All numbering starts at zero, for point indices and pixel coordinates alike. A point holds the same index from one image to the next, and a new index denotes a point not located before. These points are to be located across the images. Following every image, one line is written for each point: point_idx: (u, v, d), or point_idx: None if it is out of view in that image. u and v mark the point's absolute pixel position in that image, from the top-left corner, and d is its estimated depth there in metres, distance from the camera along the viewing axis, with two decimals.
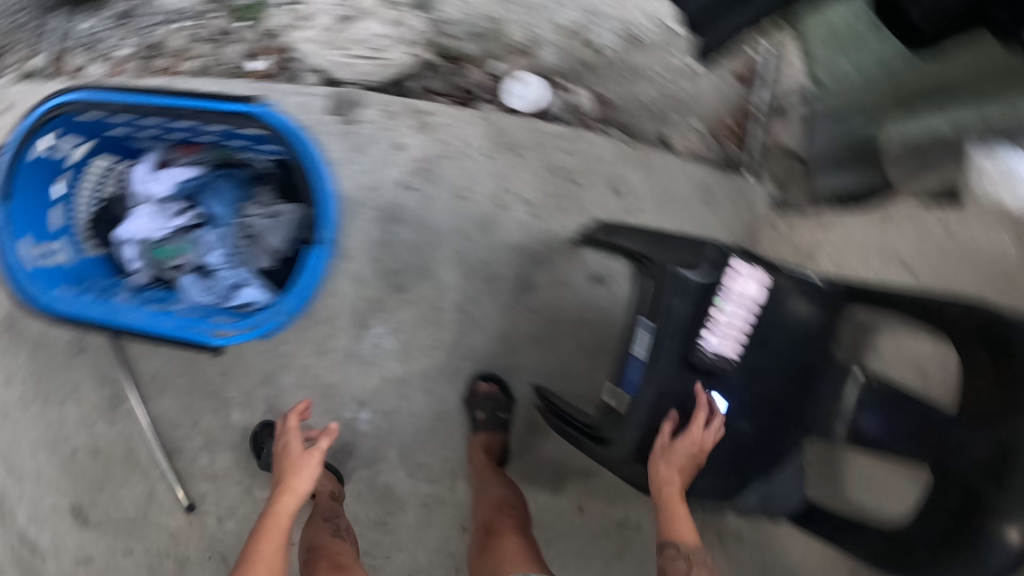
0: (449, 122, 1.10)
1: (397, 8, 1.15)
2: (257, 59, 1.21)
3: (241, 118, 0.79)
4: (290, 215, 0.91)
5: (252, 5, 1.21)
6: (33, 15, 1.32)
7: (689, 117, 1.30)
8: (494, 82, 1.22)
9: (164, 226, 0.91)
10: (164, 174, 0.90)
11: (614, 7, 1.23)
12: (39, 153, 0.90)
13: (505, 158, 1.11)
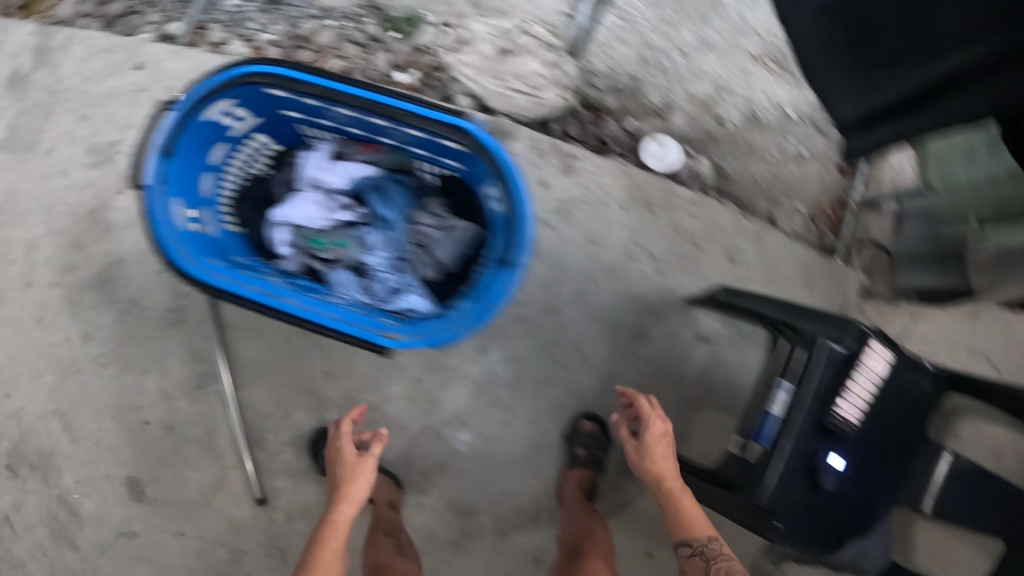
0: (592, 168, 1.17)
1: (556, 53, 1.21)
2: (406, 72, 1.23)
3: (448, 129, 0.81)
4: (463, 232, 0.94)
5: (411, 20, 1.26)
6: None
7: (795, 200, 1.41)
8: (628, 138, 1.27)
9: (331, 218, 0.95)
10: (339, 168, 0.95)
11: (743, 87, 1.39)
12: (209, 118, 0.90)
13: (639, 213, 1.19)
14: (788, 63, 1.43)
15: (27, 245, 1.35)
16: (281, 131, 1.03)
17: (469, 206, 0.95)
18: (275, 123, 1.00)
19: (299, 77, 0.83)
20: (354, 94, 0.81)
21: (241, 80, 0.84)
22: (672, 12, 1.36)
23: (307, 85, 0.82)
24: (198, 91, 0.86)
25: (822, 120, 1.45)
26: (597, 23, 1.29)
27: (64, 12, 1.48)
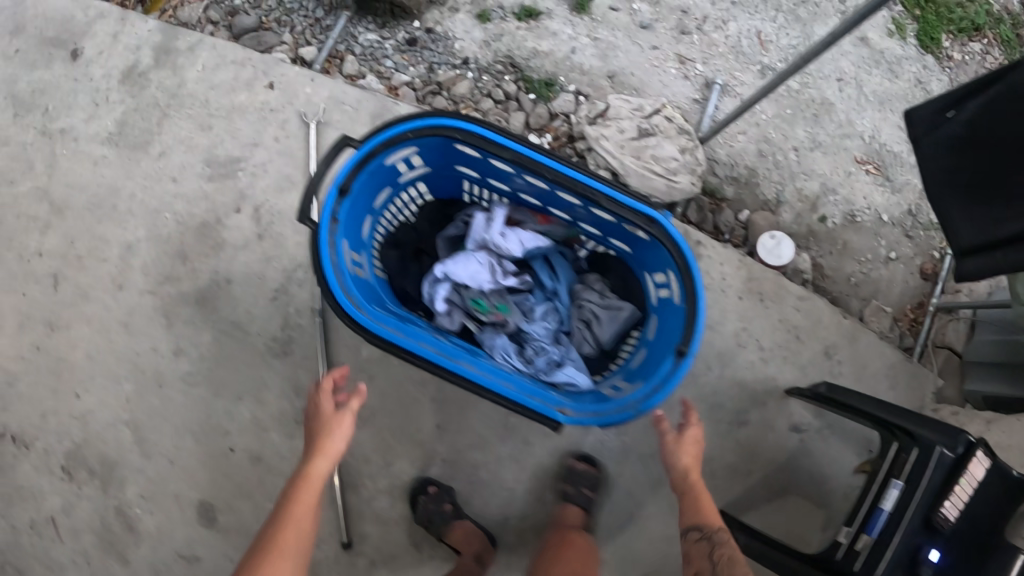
0: (715, 255, 1.24)
1: (689, 139, 1.25)
2: (541, 135, 1.27)
3: (639, 215, 0.87)
4: (628, 315, 0.98)
5: (549, 84, 1.29)
6: (331, 18, 1.37)
7: (881, 301, 1.47)
8: (743, 228, 1.33)
9: (497, 283, 0.95)
10: (511, 235, 0.94)
11: (846, 189, 1.45)
12: (388, 163, 0.92)
13: (752, 303, 1.25)
14: (886, 169, 1.51)
15: (123, 246, 1.31)
16: (442, 183, 1.05)
17: (627, 284, 1.01)
18: (440, 175, 1.01)
19: (500, 140, 0.86)
20: (557, 167, 0.86)
21: (440, 131, 0.87)
22: (789, 109, 1.42)
23: (510, 151, 0.86)
24: (382, 133, 0.87)
25: (910, 228, 1.52)
26: (722, 112, 1.35)
27: (188, 13, 1.46)
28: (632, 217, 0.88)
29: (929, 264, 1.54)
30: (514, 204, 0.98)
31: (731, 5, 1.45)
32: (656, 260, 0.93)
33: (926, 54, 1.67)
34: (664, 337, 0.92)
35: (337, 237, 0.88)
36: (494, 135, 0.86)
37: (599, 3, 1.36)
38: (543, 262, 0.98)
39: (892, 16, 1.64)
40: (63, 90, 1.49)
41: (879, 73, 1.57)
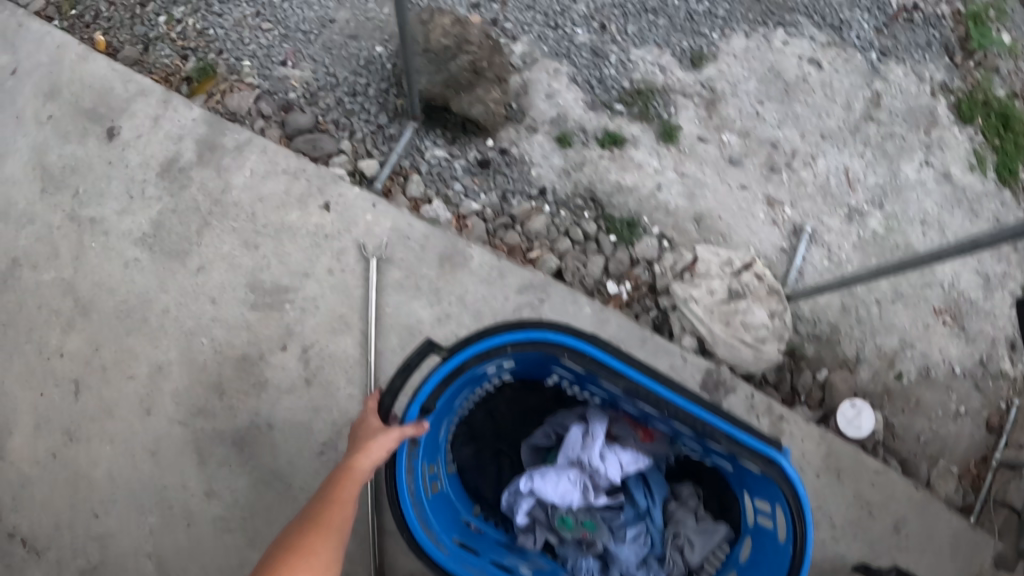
0: (792, 427, 1.19)
1: (779, 303, 1.18)
2: (621, 283, 1.18)
3: (751, 451, 0.85)
4: (722, 536, 0.99)
5: (633, 227, 1.20)
6: (395, 124, 1.24)
7: (951, 461, 1.39)
8: (820, 391, 1.29)
9: (588, 501, 1.00)
10: (608, 456, 0.99)
11: (924, 343, 1.38)
12: (477, 372, 0.96)
13: (827, 478, 1.22)
14: (965, 318, 1.43)
15: (153, 366, 1.19)
16: (531, 373, 1.07)
17: (725, 500, 1.02)
18: (529, 368, 1.03)
19: (610, 361, 0.87)
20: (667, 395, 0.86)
21: (544, 346, 0.88)
22: (874, 256, 1.34)
23: (620, 374, 0.87)
24: (475, 347, 0.88)
25: (983, 380, 1.43)
26: (808, 262, 1.27)
27: (238, 102, 1.34)
28: (745, 453, 0.85)
29: (995, 415, 1.43)
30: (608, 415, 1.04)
31: (821, 138, 1.36)
32: (765, 490, 0.90)
33: (1011, 184, 1.51)
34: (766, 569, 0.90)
35: (414, 459, 0.92)
36: (603, 355, 0.87)
37: (686, 133, 1.27)
38: (637, 477, 1.04)
39: (972, 145, 1.53)
40: (97, 173, 1.37)
41: (966, 211, 1.48)
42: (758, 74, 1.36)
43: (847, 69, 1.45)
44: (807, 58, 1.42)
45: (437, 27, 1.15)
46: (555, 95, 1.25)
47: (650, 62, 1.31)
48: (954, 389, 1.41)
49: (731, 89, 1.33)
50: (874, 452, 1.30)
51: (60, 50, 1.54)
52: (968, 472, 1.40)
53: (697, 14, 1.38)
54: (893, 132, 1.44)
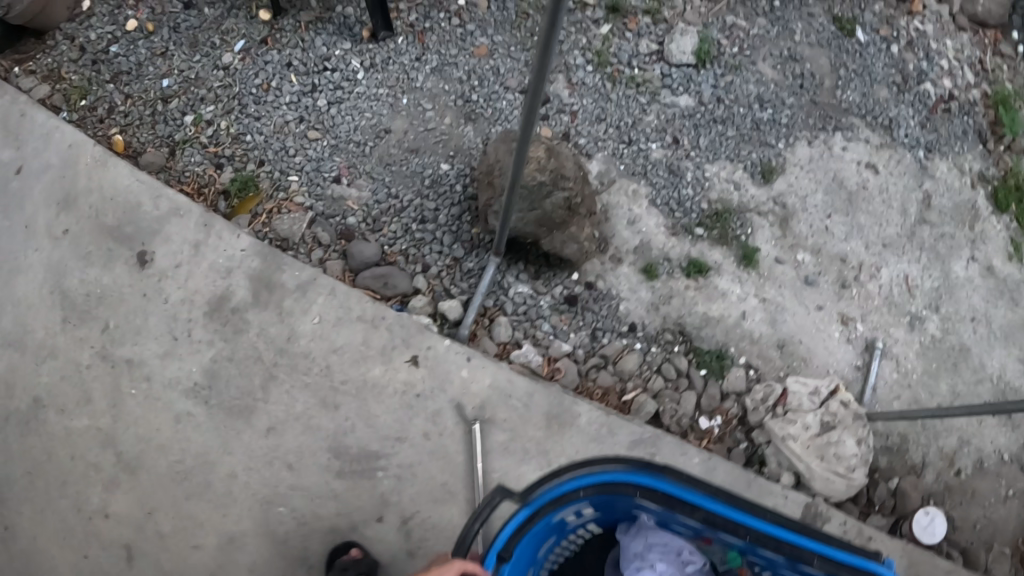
0: (880, 546, 1.14)
1: (866, 427, 1.17)
2: (712, 417, 1.17)
3: (855, 572, 0.79)
4: None
5: (720, 357, 1.19)
6: (475, 257, 1.17)
7: (1010, 548, 1.27)
8: (892, 498, 1.25)
9: None
10: (637, 572, 1.00)
11: (977, 434, 1.34)
12: (557, 517, 0.92)
13: None
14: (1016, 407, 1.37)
15: (223, 536, 1.06)
16: (610, 519, 1.03)
17: None
18: (607, 513, 1.00)
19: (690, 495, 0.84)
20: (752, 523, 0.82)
21: (618, 486, 0.85)
22: (935, 361, 1.35)
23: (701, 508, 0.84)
24: (551, 493, 0.85)
25: None
26: (880, 377, 1.28)
27: (289, 227, 1.22)
28: (847, 573, 0.80)
29: None
30: (647, 538, 1.00)
31: (883, 247, 1.37)
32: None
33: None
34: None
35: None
36: (680, 490, 0.84)
37: (763, 255, 1.26)
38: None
39: (1009, 233, 1.54)
40: (130, 306, 1.23)
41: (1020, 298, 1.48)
42: (824, 185, 1.36)
43: (900, 171, 1.47)
44: (864, 162, 1.43)
45: (532, 162, 1.05)
46: (636, 221, 1.22)
47: (724, 178, 1.29)
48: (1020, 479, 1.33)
49: (801, 203, 1.32)
50: (942, 550, 1.24)
51: (82, 156, 1.41)
52: (1016, 548, 1.27)
53: (762, 122, 1.37)
54: (943, 232, 1.47)
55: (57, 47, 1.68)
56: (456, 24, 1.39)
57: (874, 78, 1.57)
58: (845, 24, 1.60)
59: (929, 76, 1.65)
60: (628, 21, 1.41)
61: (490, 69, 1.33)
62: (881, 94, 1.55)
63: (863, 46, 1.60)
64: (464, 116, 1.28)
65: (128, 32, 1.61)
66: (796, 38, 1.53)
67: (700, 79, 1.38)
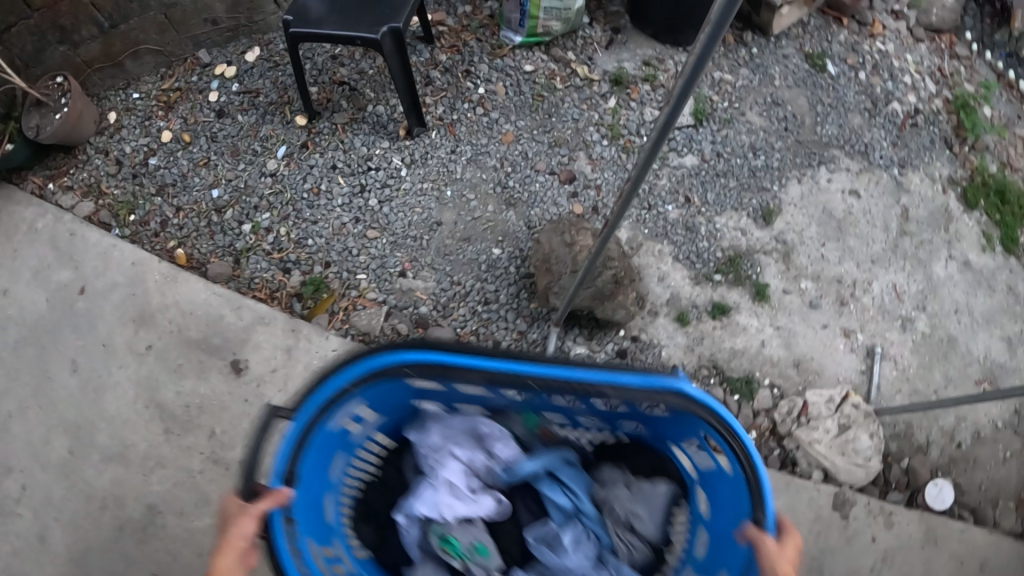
0: (900, 519, 1.40)
1: (876, 422, 1.40)
2: (749, 433, 1.39)
3: (641, 390, 0.83)
4: (665, 494, 1.08)
5: (747, 382, 1.41)
6: (539, 331, 1.37)
7: (1013, 501, 1.53)
8: (905, 475, 1.49)
9: (462, 507, 1.07)
10: (443, 467, 1.07)
11: (970, 411, 1.60)
12: (336, 425, 0.94)
13: (929, 548, 1.40)
14: (1002, 382, 1.63)
15: None
16: (398, 418, 1.09)
17: (655, 466, 1.09)
18: (393, 411, 1.05)
19: (460, 360, 0.86)
20: (531, 372, 0.84)
21: (390, 370, 0.86)
22: (927, 354, 1.57)
23: (478, 369, 0.84)
24: (320, 397, 0.87)
25: None
26: (882, 377, 1.50)
27: (367, 321, 1.38)
28: (638, 393, 0.82)
29: None
30: (439, 422, 1.09)
31: (873, 263, 1.58)
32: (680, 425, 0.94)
33: (1013, 255, 1.77)
34: (728, 505, 0.94)
35: (296, 541, 0.89)
36: (451, 357, 0.85)
37: (773, 288, 1.48)
38: (548, 477, 1.09)
39: (980, 228, 1.76)
40: (230, 412, 1.38)
41: (995, 284, 1.72)
42: (816, 218, 1.58)
43: (879, 192, 1.68)
44: (848, 190, 1.64)
45: (582, 249, 1.25)
46: (666, 277, 1.43)
47: (732, 226, 1.50)
48: (1012, 442, 1.59)
49: (799, 237, 1.54)
50: (952, 510, 1.50)
51: (146, 276, 1.52)
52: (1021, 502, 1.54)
53: (758, 169, 1.59)
54: (923, 239, 1.68)
55: (90, 161, 1.71)
56: (481, 113, 1.56)
57: (848, 107, 1.77)
58: (816, 60, 1.80)
59: (895, 95, 1.84)
60: (631, 92, 1.62)
61: (519, 155, 1.51)
62: (856, 121, 1.76)
63: (835, 79, 1.80)
64: (504, 203, 1.46)
65: (164, 144, 1.68)
66: (776, 83, 1.74)
67: (700, 138, 1.59)
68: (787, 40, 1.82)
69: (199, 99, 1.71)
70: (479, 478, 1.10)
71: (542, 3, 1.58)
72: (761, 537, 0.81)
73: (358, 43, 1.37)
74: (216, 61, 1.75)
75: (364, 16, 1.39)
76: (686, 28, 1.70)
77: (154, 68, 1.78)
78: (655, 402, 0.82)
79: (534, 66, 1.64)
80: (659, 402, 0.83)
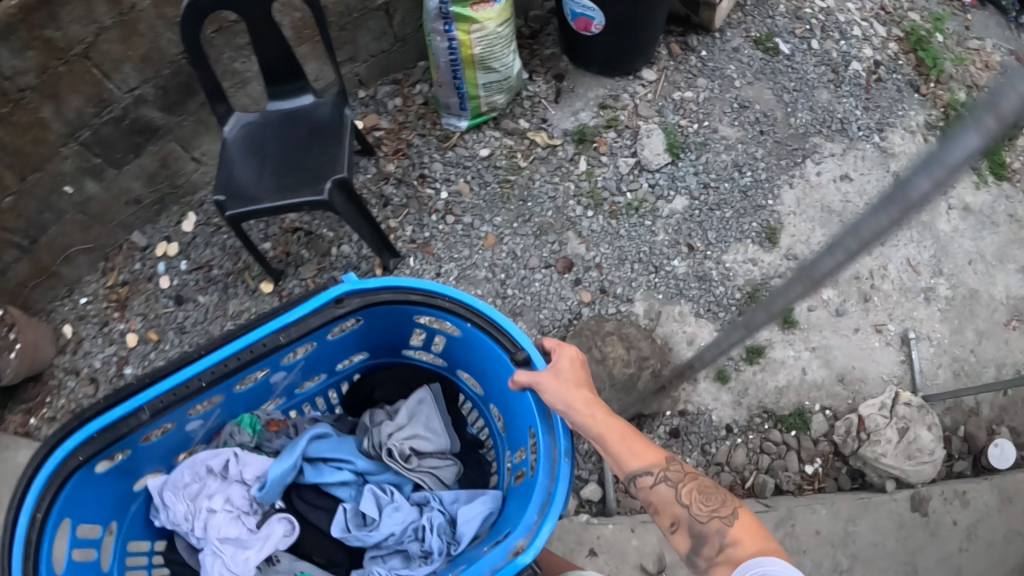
0: (975, 494, 1.42)
1: (931, 410, 1.41)
2: (814, 462, 1.40)
3: (318, 310, 1.09)
4: (426, 398, 1.32)
5: (799, 415, 1.40)
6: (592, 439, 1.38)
7: None
8: (964, 442, 1.52)
9: (247, 545, 1.19)
10: (204, 530, 1.19)
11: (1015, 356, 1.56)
12: (64, 567, 1.01)
13: (1010, 509, 1.41)
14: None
15: None
16: (129, 516, 1.19)
17: (398, 379, 1.36)
18: (115, 510, 1.15)
19: (121, 412, 1.01)
20: (193, 371, 1.04)
21: (68, 466, 0.98)
22: (956, 319, 1.54)
23: (141, 406, 1.02)
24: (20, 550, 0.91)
25: None
26: (922, 358, 1.49)
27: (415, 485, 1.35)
28: (318, 313, 1.09)
29: None
30: (176, 490, 1.20)
31: (882, 246, 1.54)
32: (379, 325, 1.23)
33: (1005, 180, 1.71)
34: (489, 365, 1.20)
35: None
36: (117, 409, 1.01)
37: (799, 312, 1.45)
38: (306, 462, 1.26)
39: (969, 164, 1.69)
40: None
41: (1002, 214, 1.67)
42: (818, 219, 1.52)
43: (868, 165, 1.61)
44: (839, 175, 1.58)
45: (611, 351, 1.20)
46: (694, 338, 1.38)
47: (741, 260, 1.45)
48: None
49: (807, 247, 1.49)
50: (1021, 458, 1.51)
51: None
52: None
53: (748, 188, 1.52)
54: (920, 200, 1.61)
55: (63, 386, 1.55)
56: (452, 221, 1.47)
57: (812, 84, 1.69)
58: (766, 44, 1.72)
59: (852, 53, 1.76)
60: (598, 145, 1.54)
61: (508, 255, 1.42)
62: (823, 96, 1.68)
63: (790, 58, 1.72)
64: (511, 314, 1.38)
65: (133, 349, 1.55)
66: (736, 83, 1.66)
67: (682, 173, 1.52)
68: (731, 31, 1.74)
69: (150, 288, 1.60)
70: (255, 513, 1.23)
71: (478, 81, 1.51)
72: (539, 377, 1.01)
73: (305, 208, 1.24)
74: (153, 239, 1.65)
75: (302, 177, 1.27)
76: (632, 54, 1.60)
77: (91, 265, 1.63)
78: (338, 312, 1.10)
79: (490, 149, 1.55)
80: (342, 309, 1.11)
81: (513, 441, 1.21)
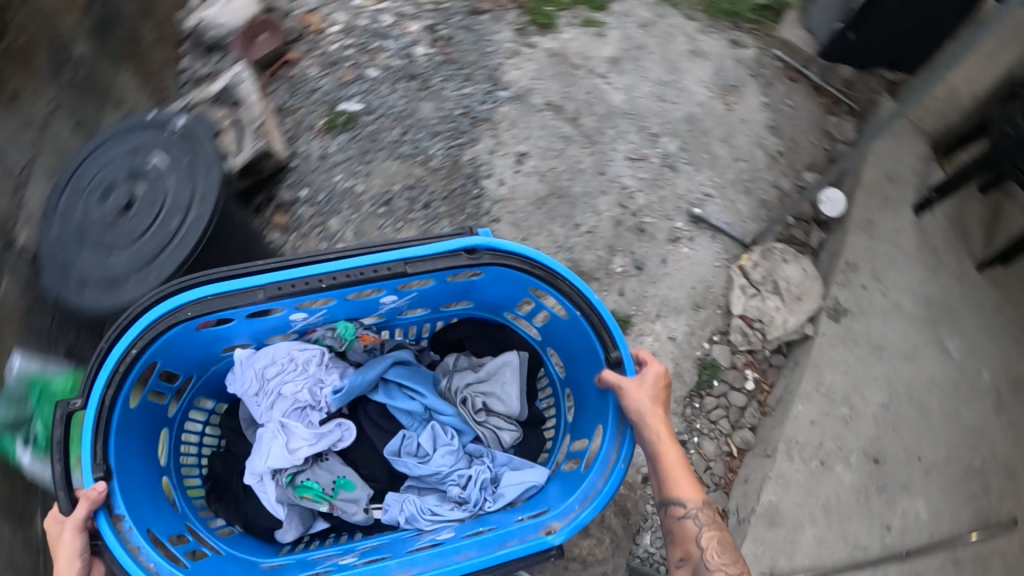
0: (851, 250, 1.41)
1: (767, 246, 1.39)
2: (749, 377, 1.38)
3: (449, 255, 0.91)
4: (510, 365, 1.18)
5: (703, 367, 1.35)
6: None
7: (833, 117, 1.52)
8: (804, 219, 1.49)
9: (289, 457, 1.06)
10: (264, 411, 1.09)
11: (761, 118, 1.50)
12: (143, 401, 0.96)
13: (872, 234, 1.42)
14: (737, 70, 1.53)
15: None
16: (210, 374, 1.11)
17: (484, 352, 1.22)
18: (196, 365, 1.06)
19: (239, 287, 0.87)
20: (312, 272, 0.88)
21: (173, 317, 0.87)
22: (703, 152, 1.45)
23: (258, 287, 0.87)
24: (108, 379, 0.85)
25: (777, 69, 1.54)
26: (723, 215, 1.42)
27: None
28: (437, 257, 0.90)
29: (790, 73, 1.54)
30: (258, 365, 1.07)
31: (604, 174, 1.40)
32: (497, 280, 1.04)
33: (610, 3, 1.56)
34: (580, 354, 1.07)
35: (141, 534, 0.88)
36: (224, 285, 0.87)
37: (620, 306, 1.33)
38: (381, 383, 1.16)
39: (574, 27, 1.53)
40: None
41: (637, 27, 1.54)
42: (545, 219, 1.36)
43: (517, 126, 1.43)
44: (513, 163, 1.40)
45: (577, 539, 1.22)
46: None
47: None
48: (786, 92, 1.52)
49: (564, 252, 1.34)
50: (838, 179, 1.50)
51: None
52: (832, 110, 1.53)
53: None
54: (581, 102, 1.46)
55: None
56: None
57: (408, 111, 1.45)
58: (338, 121, 1.43)
59: (400, 46, 1.51)
60: None
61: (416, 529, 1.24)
62: (428, 109, 1.45)
63: (369, 109, 1.46)
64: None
65: None
66: (358, 186, 1.39)
67: None
68: (300, 143, 1.44)
69: None
70: (321, 411, 1.11)
71: None
72: (625, 381, 0.94)
73: None
74: None
75: None
76: None
77: None
78: (456, 262, 0.91)
79: None
80: (465, 262, 0.92)
81: (576, 429, 1.12)
